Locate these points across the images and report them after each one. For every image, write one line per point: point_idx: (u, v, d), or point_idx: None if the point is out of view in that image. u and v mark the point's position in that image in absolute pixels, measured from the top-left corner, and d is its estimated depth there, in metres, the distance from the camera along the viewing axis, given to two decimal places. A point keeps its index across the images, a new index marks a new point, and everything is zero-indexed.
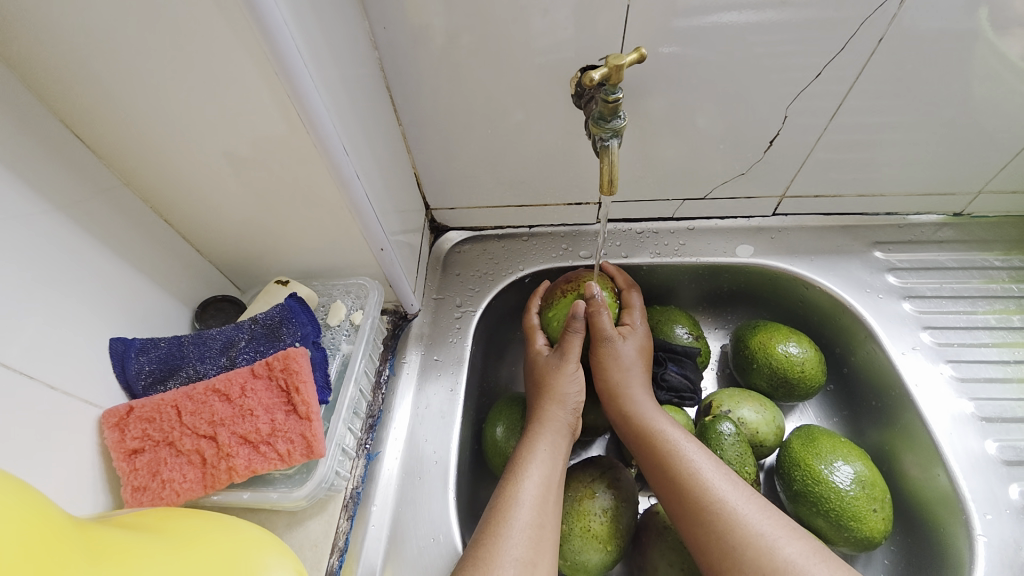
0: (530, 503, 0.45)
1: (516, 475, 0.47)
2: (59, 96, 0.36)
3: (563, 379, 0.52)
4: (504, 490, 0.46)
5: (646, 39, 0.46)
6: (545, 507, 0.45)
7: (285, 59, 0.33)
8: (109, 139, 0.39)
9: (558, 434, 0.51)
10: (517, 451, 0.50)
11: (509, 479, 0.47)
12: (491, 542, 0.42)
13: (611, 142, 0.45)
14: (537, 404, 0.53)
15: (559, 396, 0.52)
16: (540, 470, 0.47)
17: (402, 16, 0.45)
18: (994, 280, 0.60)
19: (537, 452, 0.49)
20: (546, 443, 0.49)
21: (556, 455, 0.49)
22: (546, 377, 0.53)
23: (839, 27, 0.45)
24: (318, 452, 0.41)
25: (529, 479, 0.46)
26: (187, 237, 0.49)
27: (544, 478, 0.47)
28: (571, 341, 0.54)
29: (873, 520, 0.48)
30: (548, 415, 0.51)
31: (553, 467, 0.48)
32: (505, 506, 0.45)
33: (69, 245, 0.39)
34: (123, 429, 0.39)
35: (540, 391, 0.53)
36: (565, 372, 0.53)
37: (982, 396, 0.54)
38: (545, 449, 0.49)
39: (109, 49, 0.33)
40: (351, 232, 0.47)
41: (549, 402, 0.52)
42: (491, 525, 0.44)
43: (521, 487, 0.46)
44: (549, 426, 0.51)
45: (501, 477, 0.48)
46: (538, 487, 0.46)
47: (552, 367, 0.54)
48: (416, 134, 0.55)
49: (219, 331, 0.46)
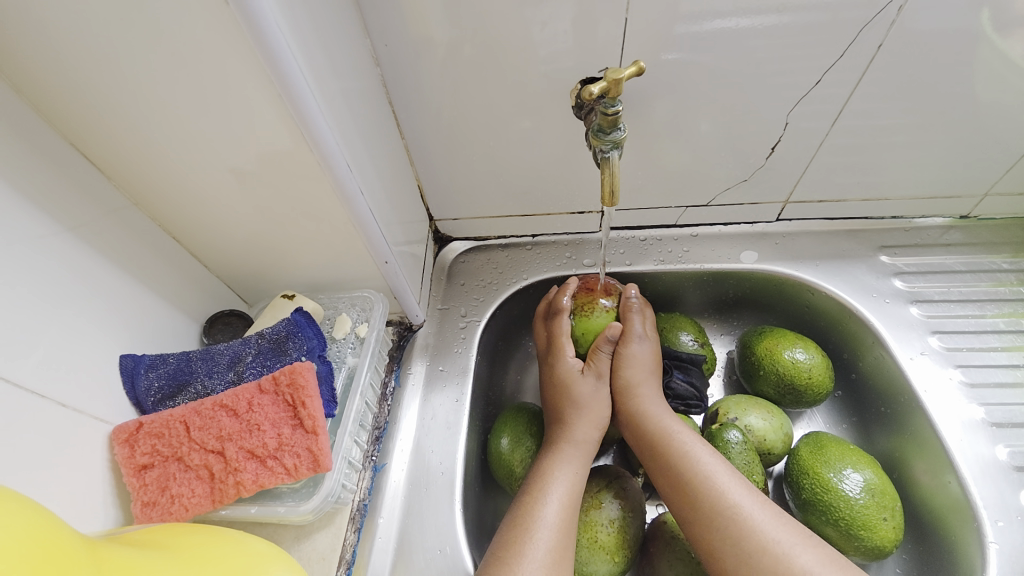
0: (554, 523, 0.45)
1: (537, 493, 0.47)
2: (70, 120, 0.37)
3: (587, 395, 0.53)
4: (522, 509, 0.46)
5: (645, 49, 0.46)
6: (568, 527, 0.45)
7: (288, 78, 0.34)
8: (117, 159, 0.40)
9: (582, 452, 0.50)
10: (539, 468, 0.49)
11: (530, 496, 0.47)
12: (514, 564, 0.42)
13: (611, 154, 0.45)
14: (559, 420, 0.53)
15: (592, 416, 0.52)
16: (563, 488, 0.47)
17: (403, 31, 0.46)
18: (1003, 283, 0.60)
19: (561, 471, 0.48)
20: (570, 462, 0.49)
21: (579, 474, 0.49)
22: (569, 394, 0.53)
23: (837, 32, 0.45)
24: (325, 466, 0.41)
25: (551, 499, 0.46)
26: (195, 254, 0.49)
27: (567, 497, 0.47)
28: (602, 362, 0.55)
29: (883, 529, 0.48)
30: (574, 431, 0.51)
31: (576, 487, 0.48)
32: (524, 524, 0.45)
33: (80, 263, 0.39)
34: (133, 445, 0.40)
35: (561, 407, 0.53)
36: (588, 388, 0.53)
37: (992, 401, 0.54)
38: (569, 468, 0.49)
39: (118, 73, 0.34)
40: (356, 246, 0.48)
41: (575, 417, 0.52)
42: (513, 545, 0.43)
43: (544, 507, 0.46)
44: (567, 443, 0.51)
45: (520, 493, 0.48)
46: (562, 506, 0.46)
47: (581, 380, 0.54)
48: (419, 146, 0.56)
49: (227, 346, 0.46)
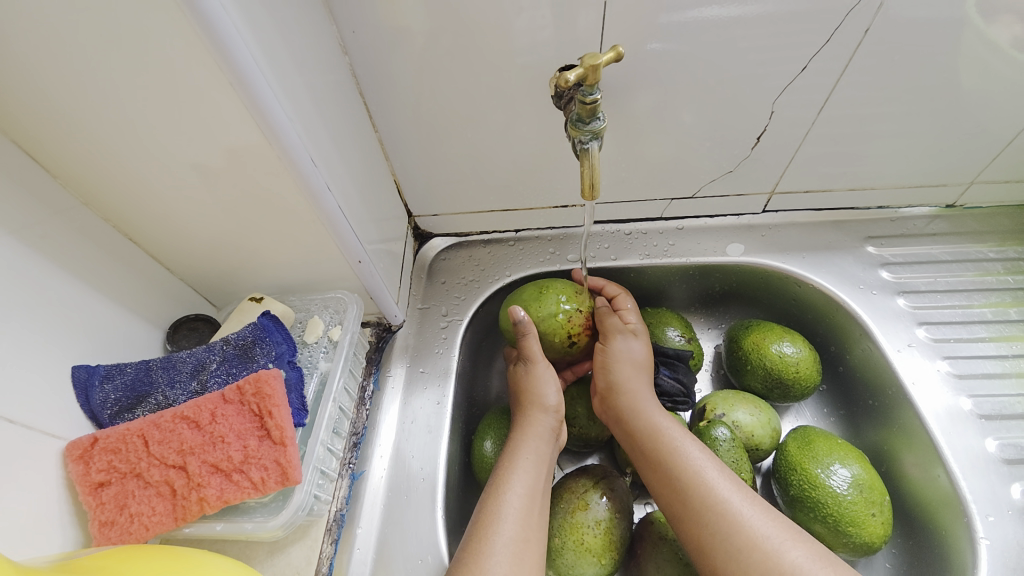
0: (514, 516, 0.43)
1: (498, 487, 0.45)
2: (6, 113, 0.35)
3: (538, 382, 0.52)
4: (488, 504, 0.44)
5: (625, 38, 0.45)
6: (529, 520, 0.44)
7: (240, 68, 0.31)
8: (60, 156, 0.37)
9: (541, 441, 0.49)
10: (500, 463, 0.48)
11: (493, 491, 0.46)
12: (472, 565, 0.40)
13: (591, 145, 0.43)
14: (518, 415, 0.52)
15: (538, 401, 0.51)
16: (523, 480, 0.46)
17: (372, 18, 0.43)
18: (989, 272, 0.59)
19: (520, 460, 0.47)
20: (529, 451, 0.48)
21: (539, 464, 0.47)
22: (520, 386, 0.53)
23: (822, 19, 0.43)
24: (294, 479, 0.40)
25: (512, 491, 0.45)
26: (155, 255, 0.47)
27: (527, 488, 0.45)
28: (531, 346, 0.52)
29: (872, 524, 0.47)
30: (528, 422, 0.50)
31: (536, 476, 0.46)
32: (489, 520, 0.43)
33: (24, 270, 0.37)
34: (88, 461, 0.37)
35: (518, 399, 0.53)
36: (538, 377, 0.52)
37: (980, 392, 0.53)
38: (529, 458, 0.47)
39: (55, 62, 0.31)
40: (326, 244, 0.46)
41: (530, 409, 0.51)
42: (472, 545, 0.42)
43: (504, 500, 0.44)
44: (531, 433, 0.50)
45: (484, 489, 0.47)
46: (522, 498, 0.45)
47: (524, 375, 0.53)
48: (394, 140, 0.54)
49: (190, 353, 0.44)
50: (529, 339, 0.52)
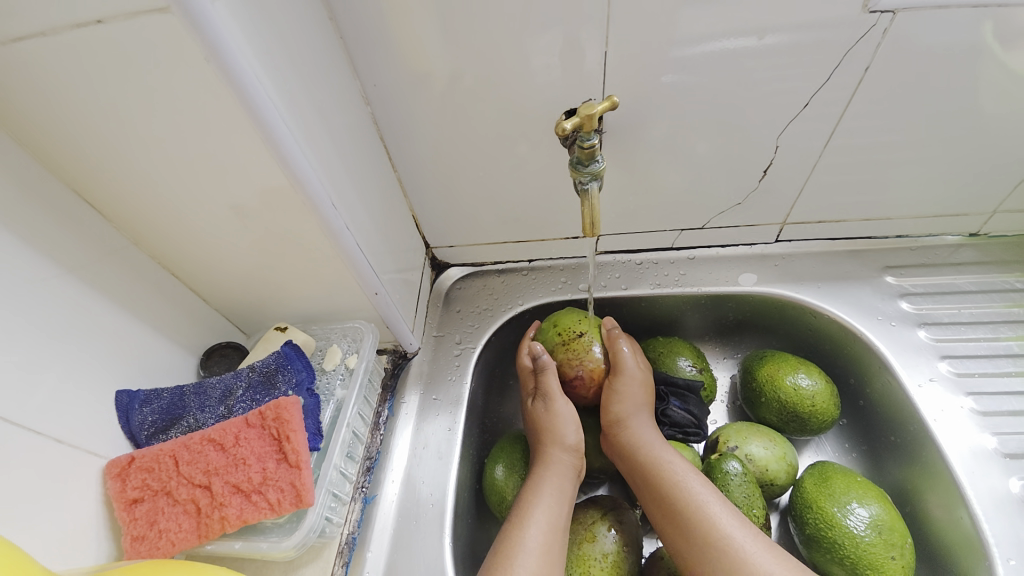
0: (537, 550, 0.44)
1: (521, 519, 0.46)
2: (68, 168, 0.39)
3: (558, 421, 0.53)
4: (510, 536, 0.45)
5: (629, 80, 0.47)
6: (551, 556, 0.44)
7: (269, 126, 0.35)
8: (115, 202, 0.42)
9: (562, 478, 0.50)
10: (522, 495, 0.49)
11: (514, 524, 0.46)
12: None
13: (590, 185, 0.46)
14: (537, 449, 0.53)
15: (558, 438, 0.52)
16: (546, 516, 0.46)
17: (393, 70, 0.47)
18: (1018, 304, 0.57)
19: (543, 496, 0.48)
20: (552, 487, 0.49)
21: (561, 500, 0.48)
22: (539, 422, 0.54)
23: (821, 57, 0.45)
24: (307, 502, 0.42)
25: (534, 526, 0.45)
26: (193, 288, 0.51)
27: (550, 523, 0.46)
28: (548, 382, 0.54)
29: (892, 568, 0.45)
30: (549, 457, 0.51)
31: (558, 511, 0.47)
32: (511, 551, 0.44)
33: (79, 303, 0.41)
34: (124, 479, 0.41)
35: (537, 435, 0.53)
36: (559, 415, 0.53)
37: (1006, 430, 0.51)
38: (551, 494, 0.48)
39: (113, 125, 0.36)
40: (345, 278, 0.49)
41: (549, 446, 0.52)
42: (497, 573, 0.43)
43: (526, 534, 0.45)
44: (554, 470, 0.50)
45: (506, 520, 0.48)
46: (544, 533, 0.45)
47: (543, 413, 0.54)
48: (412, 178, 0.57)
49: (219, 379, 0.47)
50: (548, 375, 0.54)
